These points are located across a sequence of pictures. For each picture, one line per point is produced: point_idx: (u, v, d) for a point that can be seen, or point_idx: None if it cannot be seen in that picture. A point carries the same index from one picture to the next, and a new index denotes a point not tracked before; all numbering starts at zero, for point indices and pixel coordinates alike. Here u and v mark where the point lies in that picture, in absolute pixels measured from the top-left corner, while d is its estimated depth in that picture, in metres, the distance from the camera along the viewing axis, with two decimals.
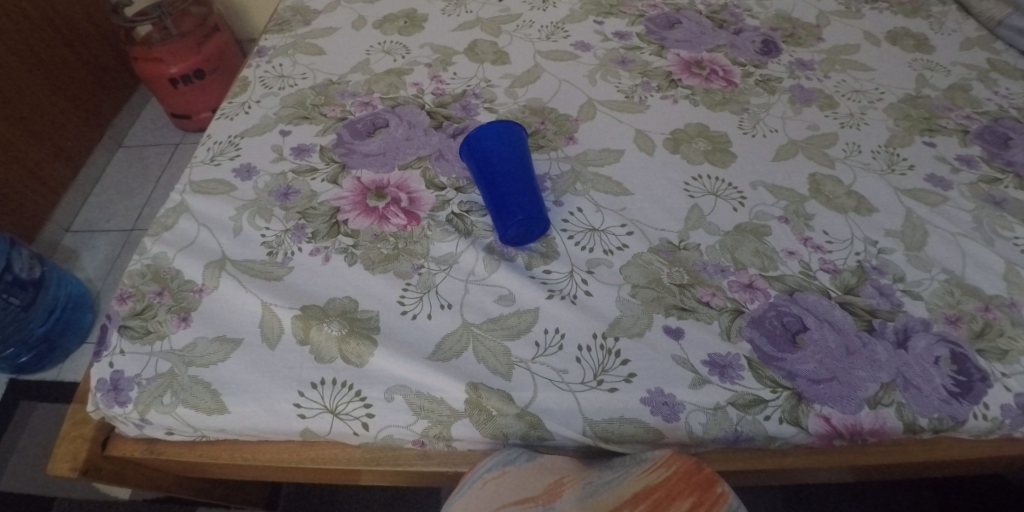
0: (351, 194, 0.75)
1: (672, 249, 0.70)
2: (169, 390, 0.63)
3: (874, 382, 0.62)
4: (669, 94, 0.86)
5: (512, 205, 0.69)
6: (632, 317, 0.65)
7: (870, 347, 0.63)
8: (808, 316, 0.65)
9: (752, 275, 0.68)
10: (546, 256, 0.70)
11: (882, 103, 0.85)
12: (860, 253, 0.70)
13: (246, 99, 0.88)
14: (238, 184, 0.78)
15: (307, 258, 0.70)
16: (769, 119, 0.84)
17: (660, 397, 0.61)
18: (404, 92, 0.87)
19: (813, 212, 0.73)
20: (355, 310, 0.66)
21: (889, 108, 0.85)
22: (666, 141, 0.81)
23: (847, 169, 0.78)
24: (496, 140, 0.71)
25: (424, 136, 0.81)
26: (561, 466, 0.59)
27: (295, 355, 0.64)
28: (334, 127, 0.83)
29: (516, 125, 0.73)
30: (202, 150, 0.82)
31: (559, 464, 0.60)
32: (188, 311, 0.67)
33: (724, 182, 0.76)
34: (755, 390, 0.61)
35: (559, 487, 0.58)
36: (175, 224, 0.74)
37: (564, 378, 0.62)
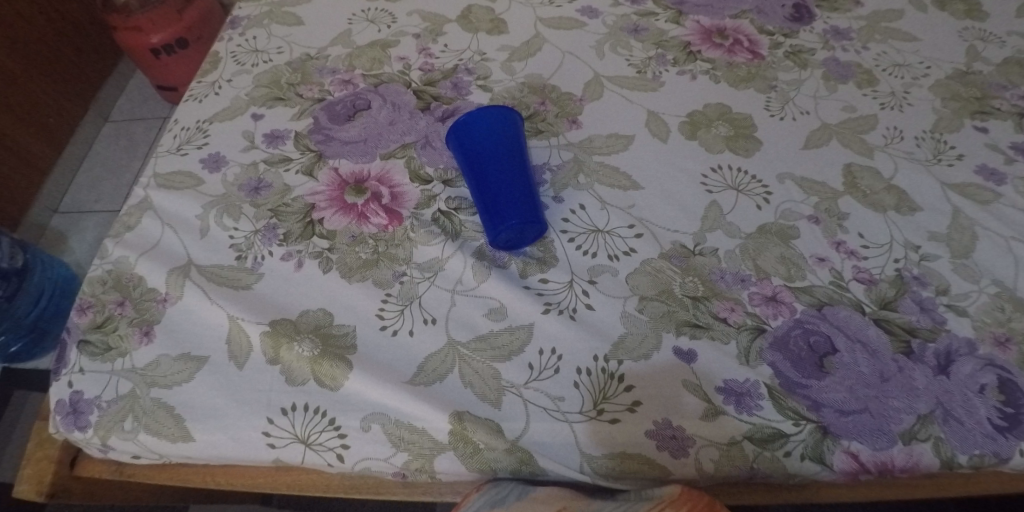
0: (328, 188, 0.68)
1: (686, 254, 0.62)
2: (130, 414, 0.58)
3: (910, 414, 0.55)
4: (687, 69, 0.77)
5: (504, 204, 0.61)
6: (639, 336, 0.58)
7: (907, 373, 0.56)
8: (838, 336, 0.58)
9: (776, 286, 0.60)
10: (542, 262, 0.62)
11: (928, 80, 0.75)
12: (899, 260, 0.62)
13: (216, 77, 0.79)
14: (206, 177, 0.70)
15: (278, 263, 0.64)
16: (800, 99, 0.74)
17: (668, 431, 0.54)
18: (389, 68, 0.78)
19: (848, 211, 0.65)
20: (329, 324, 0.60)
21: (936, 85, 0.74)
22: (682, 125, 0.72)
23: (886, 158, 0.69)
24: (487, 131, 0.64)
25: (410, 119, 0.73)
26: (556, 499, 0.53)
27: (265, 377, 0.58)
28: (310, 109, 0.75)
29: (507, 112, 0.65)
30: (168, 137, 0.74)
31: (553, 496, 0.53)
32: (151, 324, 0.62)
33: (747, 174, 0.67)
34: (775, 422, 0.54)
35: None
36: (138, 223, 0.68)
37: (560, 407, 0.55)
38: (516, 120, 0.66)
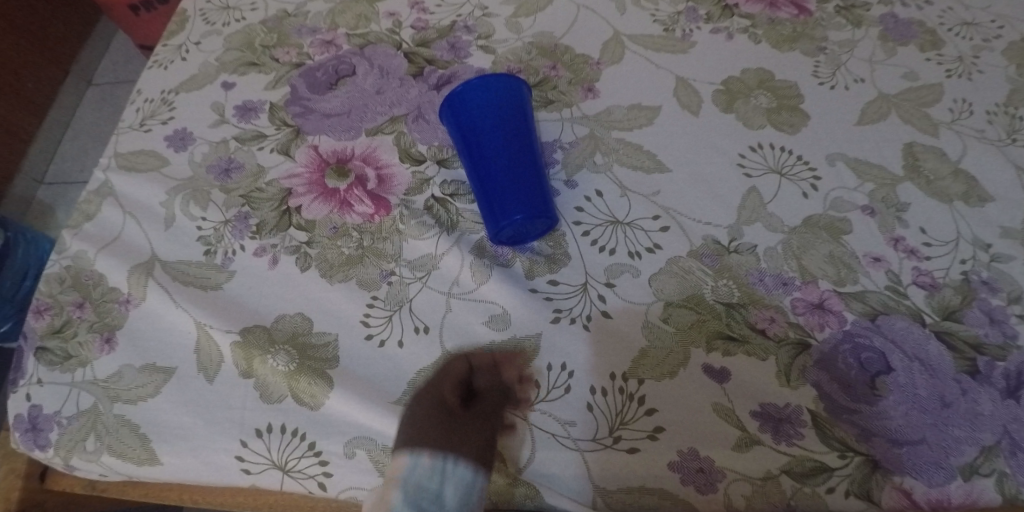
0: (306, 170, 0.60)
1: (719, 252, 0.54)
2: (92, 433, 0.52)
3: (972, 445, 0.47)
4: (722, 26, 0.66)
5: (506, 196, 0.52)
6: (663, 351, 0.50)
7: (971, 396, 0.48)
8: (894, 353, 0.50)
9: (824, 291, 0.52)
10: (551, 260, 0.54)
11: (1001, 41, 0.63)
12: (966, 261, 0.53)
13: (183, 40, 0.71)
14: (172, 157, 0.63)
15: (250, 259, 0.56)
16: (853, 64, 0.63)
17: (695, 462, 0.47)
18: (377, 26, 0.68)
19: (908, 200, 0.56)
20: (308, 332, 0.53)
21: (1011, 48, 0.63)
22: (716, 94, 0.62)
23: (953, 137, 0.58)
24: (486, 105, 0.54)
25: (400, 88, 0.64)
26: (499, 356, 0.50)
27: (237, 394, 0.51)
28: (287, 76, 0.66)
29: (514, 82, 0.55)
30: (130, 111, 0.66)
31: (495, 355, 0.51)
32: (112, 330, 0.55)
33: (790, 153, 0.58)
34: (818, 453, 0.47)
35: (525, 391, 0.50)
36: (97, 212, 0.60)
37: (571, 433, 0.48)
38: (522, 92, 0.56)
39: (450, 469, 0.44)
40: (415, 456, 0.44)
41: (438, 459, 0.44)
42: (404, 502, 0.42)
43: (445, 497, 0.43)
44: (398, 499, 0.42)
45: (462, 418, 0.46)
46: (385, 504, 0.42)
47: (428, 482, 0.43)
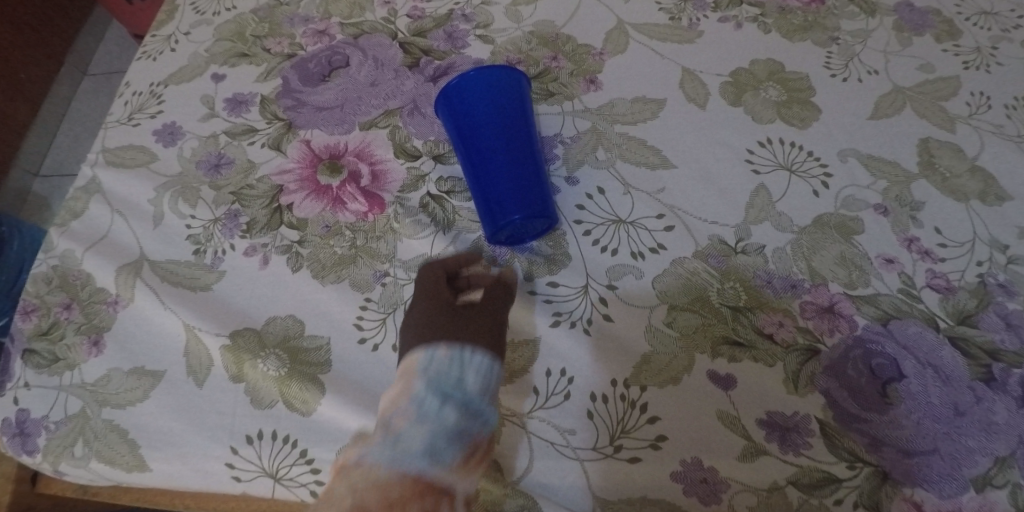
0: (298, 166, 0.58)
1: (725, 253, 0.52)
2: (80, 439, 0.50)
3: (986, 456, 0.45)
4: (730, 15, 0.63)
5: (506, 194, 0.50)
6: (666, 357, 0.48)
7: (985, 404, 0.46)
8: (906, 359, 0.48)
9: (834, 294, 0.50)
10: (551, 261, 0.52)
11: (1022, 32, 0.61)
12: (982, 263, 0.51)
13: (173, 30, 0.69)
14: (161, 152, 0.61)
15: (241, 259, 0.54)
16: (867, 55, 0.60)
17: (698, 473, 0.45)
18: (372, 15, 0.66)
19: (922, 199, 0.53)
20: (300, 335, 0.51)
21: None
22: (724, 86, 0.59)
23: (970, 132, 0.56)
24: (483, 98, 0.52)
25: (395, 80, 0.62)
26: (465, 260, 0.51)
27: (228, 400, 0.50)
28: (279, 68, 0.64)
29: (513, 75, 0.53)
30: (118, 104, 0.64)
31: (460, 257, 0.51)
32: (101, 333, 0.53)
33: (801, 149, 0.56)
34: (826, 464, 0.45)
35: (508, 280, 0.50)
36: (85, 210, 0.58)
37: (569, 442, 0.46)
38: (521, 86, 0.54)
39: (469, 359, 0.43)
40: (431, 350, 0.43)
41: (455, 350, 0.43)
42: (429, 393, 0.41)
43: (466, 384, 0.42)
44: (421, 391, 0.41)
45: (464, 310, 0.46)
46: (408, 397, 0.41)
47: (448, 372, 0.42)
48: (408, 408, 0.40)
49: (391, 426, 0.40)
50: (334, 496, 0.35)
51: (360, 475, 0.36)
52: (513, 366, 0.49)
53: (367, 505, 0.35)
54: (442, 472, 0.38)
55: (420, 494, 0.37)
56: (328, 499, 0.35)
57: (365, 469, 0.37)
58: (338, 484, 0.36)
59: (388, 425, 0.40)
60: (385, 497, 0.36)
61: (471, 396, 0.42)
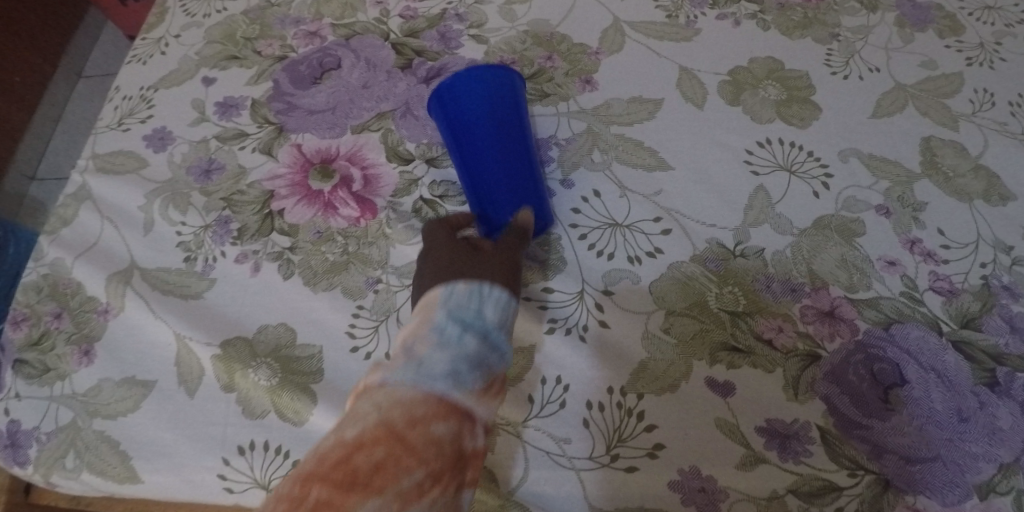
0: (289, 171, 0.57)
1: (724, 257, 0.51)
2: (71, 450, 0.50)
3: (989, 462, 0.44)
4: (728, 12, 0.62)
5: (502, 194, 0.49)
6: (664, 363, 0.48)
7: (989, 410, 0.45)
8: (909, 364, 0.47)
9: (835, 298, 0.49)
10: (546, 266, 0.51)
11: None
12: (986, 264, 0.50)
13: (162, 33, 0.68)
14: (151, 158, 0.60)
15: (232, 267, 0.54)
16: (868, 51, 0.59)
17: (696, 482, 0.45)
18: (364, 15, 0.65)
19: (925, 199, 0.52)
20: (291, 344, 0.50)
21: None
22: (722, 85, 0.58)
23: (973, 130, 0.55)
24: (476, 94, 0.50)
25: (388, 82, 0.61)
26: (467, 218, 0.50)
27: (218, 410, 0.49)
28: (269, 71, 0.63)
29: (503, 71, 0.51)
30: (108, 109, 0.64)
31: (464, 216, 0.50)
32: (91, 342, 0.53)
33: (800, 149, 0.55)
34: (827, 472, 0.44)
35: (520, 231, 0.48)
36: (75, 217, 0.58)
37: (566, 451, 0.46)
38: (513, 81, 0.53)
39: (486, 292, 0.40)
40: (449, 287, 0.40)
41: (473, 284, 0.40)
42: (449, 322, 0.38)
43: (486, 316, 0.39)
44: (441, 320, 0.38)
45: (480, 252, 0.44)
46: (427, 325, 0.38)
47: (467, 304, 0.39)
48: (428, 334, 0.37)
49: (410, 348, 0.36)
50: (357, 413, 0.32)
51: (382, 393, 0.33)
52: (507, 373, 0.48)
53: (392, 421, 0.31)
54: (466, 398, 0.34)
55: (446, 415, 0.33)
56: (349, 419, 0.32)
57: (387, 388, 0.33)
58: (359, 404, 0.33)
59: (408, 349, 0.36)
60: (410, 414, 0.32)
61: (492, 326, 0.39)
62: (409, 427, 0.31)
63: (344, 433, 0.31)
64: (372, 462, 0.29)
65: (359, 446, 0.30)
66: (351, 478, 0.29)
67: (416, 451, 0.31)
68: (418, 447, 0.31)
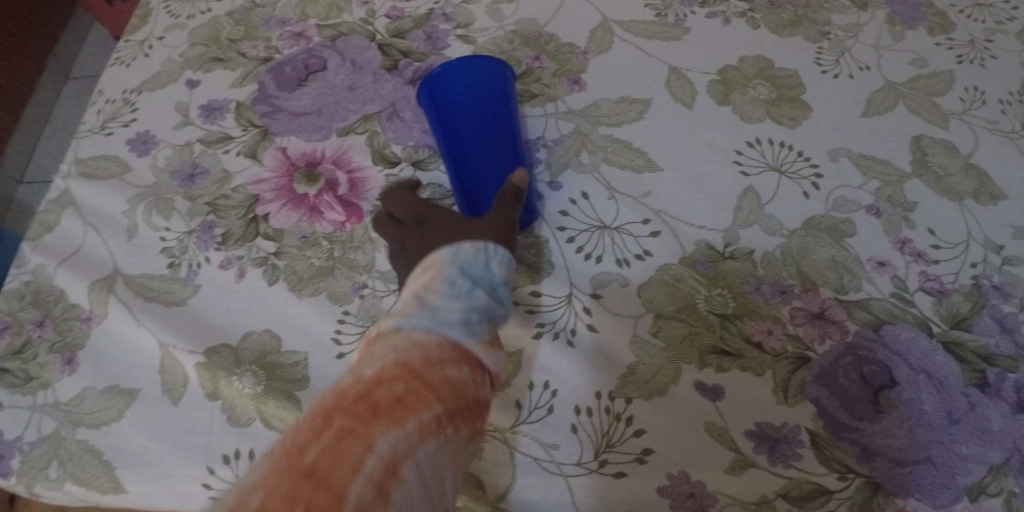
0: (274, 175, 0.56)
1: (713, 259, 0.50)
2: (54, 460, 0.49)
3: (980, 464, 0.44)
4: (718, 11, 0.61)
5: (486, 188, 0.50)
6: (652, 367, 0.47)
7: (979, 410, 0.45)
8: (898, 365, 0.47)
9: (825, 299, 0.49)
10: (533, 269, 0.51)
11: (1016, 24, 0.59)
12: (976, 264, 0.50)
13: (146, 34, 0.67)
14: (134, 162, 0.59)
15: (216, 273, 0.53)
16: (858, 49, 0.59)
17: (685, 486, 0.44)
18: (350, 16, 0.64)
19: (915, 199, 0.52)
20: (276, 351, 0.50)
21: None
22: (711, 85, 0.58)
23: (963, 129, 0.55)
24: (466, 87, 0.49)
25: (374, 83, 0.60)
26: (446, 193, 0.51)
27: (203, 418, 0.49)
28: (254, 73, 0.62)
29: (495, 64, 0.50)
30: (91, 113, 0.63)
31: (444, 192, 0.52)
32: (74, 350, 0.52)
33: (790, 149, 0.54)
34: (816, 475, 0.44)
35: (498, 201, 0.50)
36: (58, 223, 0.57)
37: (554, 457, 0.45)
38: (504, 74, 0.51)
39: (492, 250, 0.43)
40: (455, 247, 0.43)
41: (479, 244, 0.43)
42: (459, 276, 0.41)
43: (492, 273, 0.42)
44: (451, 274, 0.41)
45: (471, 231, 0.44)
46: (439, 277, 0.40)
47: (475, 262, 0.42)
48: (440, 285, 0.40)
49: (425, 299, 0.39)
50: (375, 357, 0.34)
51: (399, 339, 0.35)
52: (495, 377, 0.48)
53: (410, 362, 0.34)
54: (476, 344, 0.38)
55: (459, 360, 0.36)
56: (367, 361, 0.34)
57: (404, 334, 0.36)
58: (377, 349, 0.35)
59: (422, 299, 0.39)
60: (427, 356, 0.35)
61: (498, 281, 0.42)
62: (427, 367, 0.34)
63: (364, 372, 0.33)
64: (393, 396, 0.31)
65: (379, 382, 0.32)
66: (377, 407, 0.31)
67: (435, 388, 0.33)
68: (436, 384, 0.34)
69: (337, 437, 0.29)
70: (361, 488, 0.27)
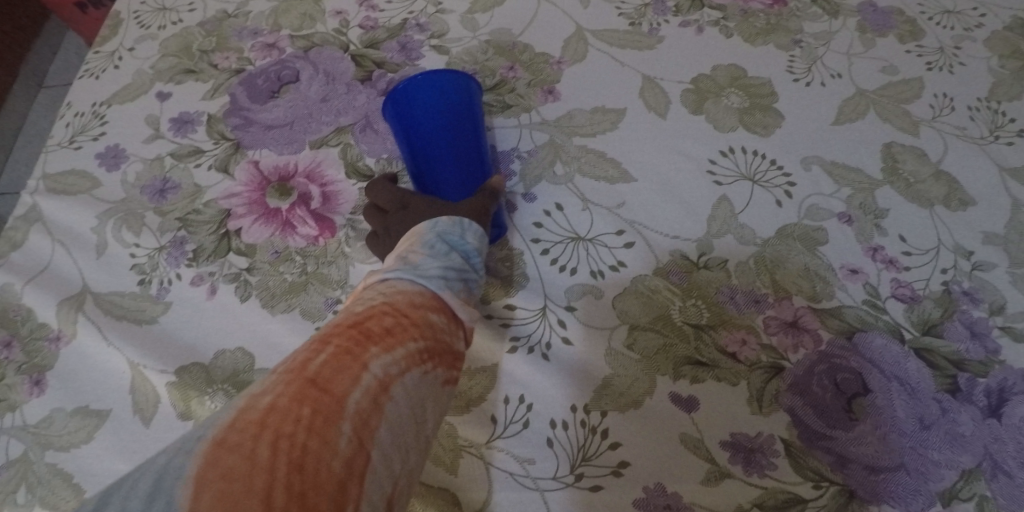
0: (245, 188, 0.56)
1: (688, 269, 0.50)
2: (22, 484, 0.48)
3: (952, 469, 0.44)
4: (692, 20, 0.62)
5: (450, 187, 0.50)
6: (627, 379, 0.47)
7: (950, 416, 0.45)
8: (871, 373, 0.47)
9: (798, 308, 0.49)
10: (508, 282, 0.51)
11: (983, 31, 0.60)
12: (947, 270, 0.50)
13: (116, 46, 0.66)
14: (103, 178, 0.58)
15: (188, 290, 0.52)
16: (830, 58, 0.59)
17: (661, 498, 0.44)
18: (323, 26, 0.64)
19: (887, 206, 0.52)
20: (248, 369, 0.49)
21: (993, 38, 0.59)
22: (685, 94, 0.58)
23: (933, 136, 0.55)
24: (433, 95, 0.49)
25: (347, 95, 0.59)
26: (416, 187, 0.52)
27: (175, 439, 0.48)
28: (226, 85, 0.61)
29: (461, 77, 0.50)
30: (59, 126, 0.61)
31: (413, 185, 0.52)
32: (42, 372, 0.51)
33: (763, 158, 0.54)
34: (791, 485, 0.44)
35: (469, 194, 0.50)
36: (25, 240, 0.56)
37: (530, 472, 0.45)
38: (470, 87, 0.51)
39: (467, 224, 0.44)
40: (434, 220, 0.44)
41: (456, 217, 0.44)
42: (438, 241, 0.42)
43: (467, 244, 0.43)
44: (430, 240, 0.42)
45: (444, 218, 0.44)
46: (418, 242, 0.42)
47: (452, 231, 0.43)
48: (419, 247, 0.41)
49: (407, 257, 0.39)
50: (364, 299, 0.36)
51: (384, 286, 0.37)
52: (470, 391, 0.47)
53: (397, 302, 0.35)
54: (454, 298, 0.39)
55: (438, 308, 0.37)
56: (356, 302, 0.36)
57: (388, 283, 0.37)
58: (364, 295, 0.37)
59: (404, 257, 0.40)
60: (412, 301, 0.36)
61: (473, 251, 0.43)
62: (411, 308, 0.35)
63: (355, 310, 0.35)
64: (383, 327, 0.33)
65: (370, 316, 0.34)
66: (367, 336, 0.32)
67: (420, 325, 0.35)
68: (420, 324, 0.35)
69: (333, 357, 0.31)
70: (358, 399, 0.29)
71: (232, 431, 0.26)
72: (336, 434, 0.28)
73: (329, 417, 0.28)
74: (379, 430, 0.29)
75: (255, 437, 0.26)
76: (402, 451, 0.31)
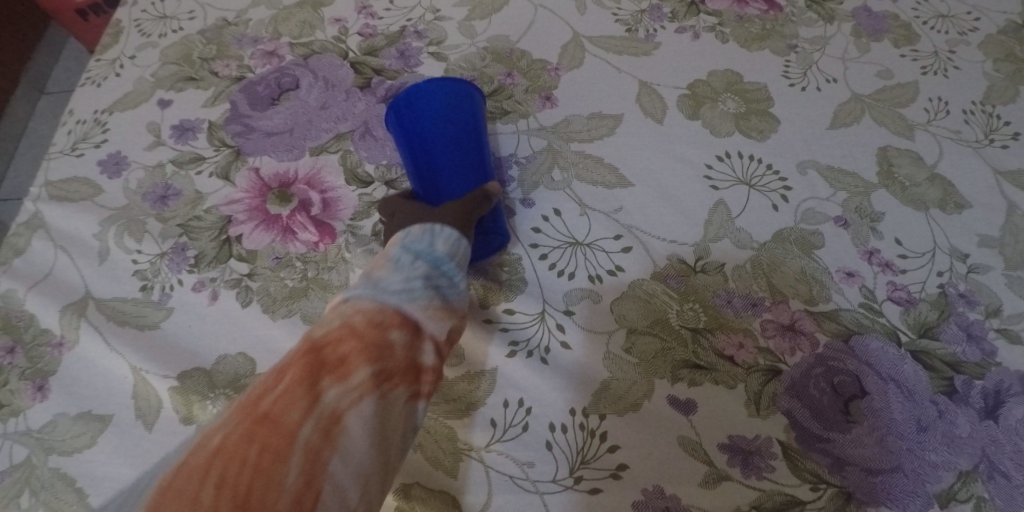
0: (245, 195, 0.56)
1: (685, 273, 0.51)
2: (26, 489, 0.48)
3: (949, 470, 0.44)
4: (688, 25, 0.62)
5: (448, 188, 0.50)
6: (625, 383, 0.47)
7: (947, 418, 0.46)
8: (867, 375, 0.47)
9: (795, 312, 0.49)
10: (506, 287, 0.51)
11: (977, 35, 0.60)
12: (942, 273, 0.50)
13: (117, 53, 0.66)
14: (105, 185, 0.59)
15: (189, 296, 0.53)
16: (825, 62, 0.59)
17: (660, 501, 0.44)
18: (322, 34, 0.64)
19: (883, 210, 0.53)
20: (250, 374, 0.50)
21: (987, 42, 0.60)
22: (682, 99, 0.58)
23: (928, 140, 0.55)
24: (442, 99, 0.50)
25: (346, 102, 0.60)
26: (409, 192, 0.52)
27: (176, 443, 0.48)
28: (226, 92, 0.62)
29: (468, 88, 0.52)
30: (61, 134, 0.62)
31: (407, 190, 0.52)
32: (46, 377, 0.51)
33: (760, 162, 0.55)
34: (789, 487, 0.45)
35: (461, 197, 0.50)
36: (27, 247, 0.56)
37: (529, 475, 0.45)
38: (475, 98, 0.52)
39: (438, 230, 0.44)
40: (406, 229, 0.44)
41: (427, 225, 0.44)
42: (402, 253, 0.42)
43: (436, 249, 0.43)
44: (396, 252, 0.42)
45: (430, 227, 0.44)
46: (385, 256, 0.42)
47: (420, 240, 0.43)
48: (385, 262, 0.41)
49: (370, 273, 0.40)
50: (326, 322, 0.37)
51: (346, 308, 0.37)
52: (469, 394, 0.48)
53: (354, 324, 0.35)
54: (415, 310, 0.38)
55: (402, 323, 0.37)
56: (319, 326, 0.37)
57: (349, 304, 0.37)
58: (330, 317, 0.37)
59: (369, 275, 0.40)
60: (371, 319, 0.36)
61: (441, 255, 0.42)
62: (370, 328, 0.35)
63: (315, 335, 0.36)
64: (337, 355, 0.34)
65: (326, 344, 0.34)
66: (320, 368, 0.33)
67: (378, 346, 0.35)
68: (378, 344, 0.35)
69: (283, 391, 0.32)
70: (309, 432, 0.31)
71: (182, 477, 0.29)
72: (283, 469, 0.29)
73: (275, 453, 0.30)
74: (332, 461, 0.30)
75: (202, 480, 0.29)
76: (363, 476, 0.32)
